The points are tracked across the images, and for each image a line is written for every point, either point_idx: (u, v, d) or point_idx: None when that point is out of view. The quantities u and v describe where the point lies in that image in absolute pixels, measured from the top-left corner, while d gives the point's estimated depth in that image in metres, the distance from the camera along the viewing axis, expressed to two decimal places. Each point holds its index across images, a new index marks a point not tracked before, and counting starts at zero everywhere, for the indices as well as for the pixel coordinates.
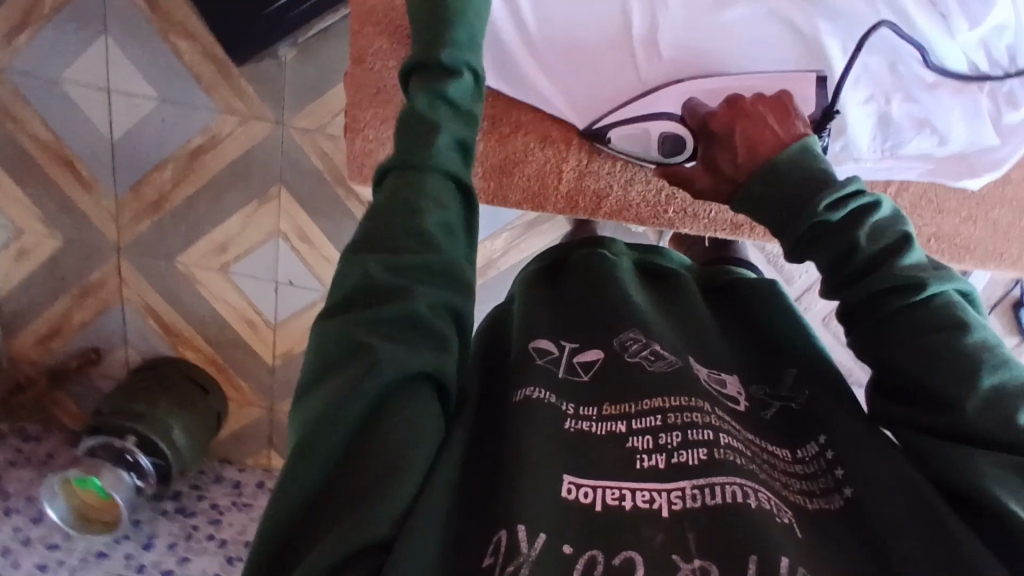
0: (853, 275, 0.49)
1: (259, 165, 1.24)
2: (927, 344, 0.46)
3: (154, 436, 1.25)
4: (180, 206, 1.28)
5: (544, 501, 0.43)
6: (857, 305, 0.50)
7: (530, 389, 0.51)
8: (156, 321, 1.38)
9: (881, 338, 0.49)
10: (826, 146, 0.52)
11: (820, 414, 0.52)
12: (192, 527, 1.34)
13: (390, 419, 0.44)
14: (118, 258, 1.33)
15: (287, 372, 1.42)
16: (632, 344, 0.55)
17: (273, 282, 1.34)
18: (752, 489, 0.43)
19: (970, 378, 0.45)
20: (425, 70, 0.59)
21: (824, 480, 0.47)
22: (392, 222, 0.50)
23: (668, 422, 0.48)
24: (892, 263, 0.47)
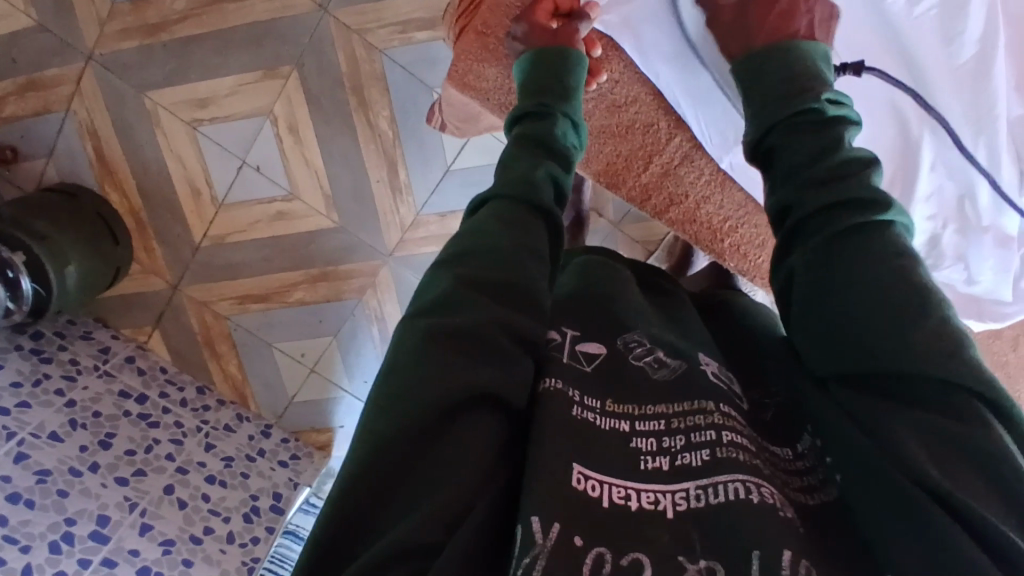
0: (807, 176, 0.49)
1: (281, 38, 1.16)
2: (866, 261, 0.44)
3: (48, 262, 1.12)
4: (178, 42, 1.17)
5: (547, 484, 0.41)
6: (801, 214, 0.49)
7: (550, 380, 0.48)
8: (94, 148, 1.24)
9: (825, 259, 0.46)
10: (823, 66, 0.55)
11: (808, 405, 0.47)
12: (42, 374, 1.20)
13: (455, 427, 0.42)
14: (84, 64, 1.19)
15: (211, 256, 1.31)
16: (637, 348, 0.52)
17: (239, 159, 1.24)
18: (756, 486, 0.41)
19: (914, 308, 0.41)
20: (526, 80, 0.60)
21: (819, 473, 0.44)
22: (491, 230, 0.50)
23: (671, 427, 0.45)
24: (846, 172, 0.48)
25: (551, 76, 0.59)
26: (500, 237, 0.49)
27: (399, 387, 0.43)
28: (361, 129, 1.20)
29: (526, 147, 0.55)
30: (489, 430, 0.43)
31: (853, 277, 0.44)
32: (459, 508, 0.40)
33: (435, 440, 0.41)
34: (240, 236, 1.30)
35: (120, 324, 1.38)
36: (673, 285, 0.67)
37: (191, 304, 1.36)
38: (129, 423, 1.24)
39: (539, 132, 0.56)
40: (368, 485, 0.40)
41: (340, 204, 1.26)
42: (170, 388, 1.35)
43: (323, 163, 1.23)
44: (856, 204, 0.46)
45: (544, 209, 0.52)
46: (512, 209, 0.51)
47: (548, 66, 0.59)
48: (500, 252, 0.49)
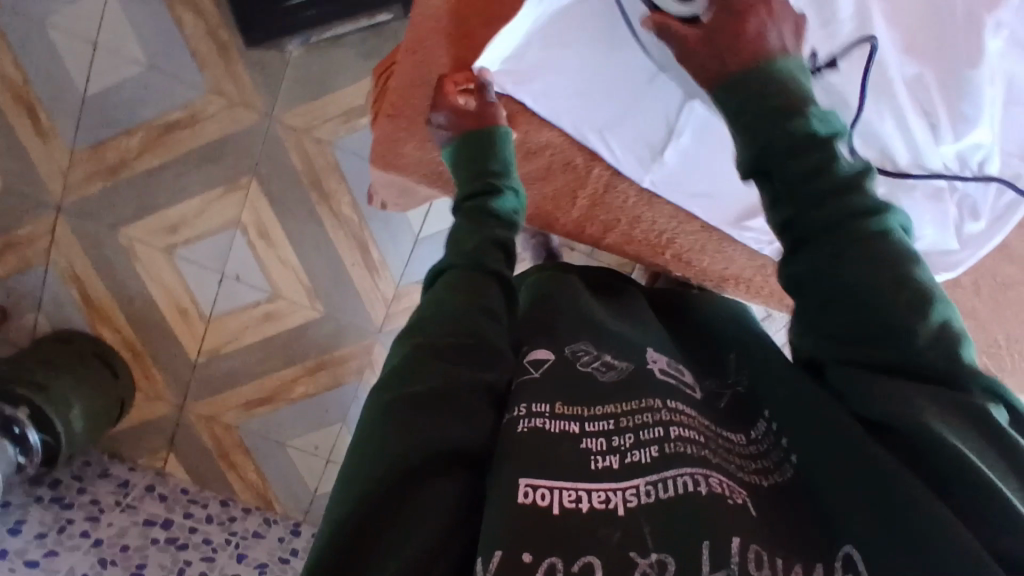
0: (801, 179, 0.42)
1: (235, 151, 1.21)
2: (858, 254, 0.40)
3: (51, 412, 1.15)
4: (138, 176, 1.23)
5: (507, 509, 0.40)
6: (802, 225, 0.43)
7: (522, 404, 0.47)
8: (80, 291, 1.30)
9: (817, 246, 0.42)
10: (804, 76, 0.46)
11: (765, 395, 0.49)
12: (66, 521, 1.20)
13: (424, 485, 0.42)
14: (55, 215, 1.25)
15: (210, 369, 1.34)
16: (584, 356, 0.53)
17: (219, 273, 1.28)
18: (704, 477, 0.40)
19: (884, 305, 0.39)
20: (462, 151, 0.61)
21: (775, 456, 0.45)
22: (443, 303, 0.50)
23: (620, 425, 0.45)
24: (843, 169, 0.42)
25: (483, 150, 0.60)
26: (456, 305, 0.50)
27: (370, 449, 0.43)
28: (328, 219, 1.25)
29: (470, 218, 0.56)
30: (454, 481, 0.43)
31: (847, 276, 0.41)
32: (432, 553, 0.39)
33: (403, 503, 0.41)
34: (233, 345, 1.33)
35: (136, 454, 1.41)
36: (625, 283, 0.71)
37: (199, 421, 1.38)
38: (158, 550, 1.23)
39: (482, 203, 0.57)
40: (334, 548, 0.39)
41: (321, 293, 1.29)
42: (194, 507, 1.36)
43: (298, 259, 1.27)
44: (847, 190, 0.42)
45: (494, 270, 0.53)
46: (463, 282, 0.52)
47: (473, 145, 0.61)
48: (456, 317, 0.49)
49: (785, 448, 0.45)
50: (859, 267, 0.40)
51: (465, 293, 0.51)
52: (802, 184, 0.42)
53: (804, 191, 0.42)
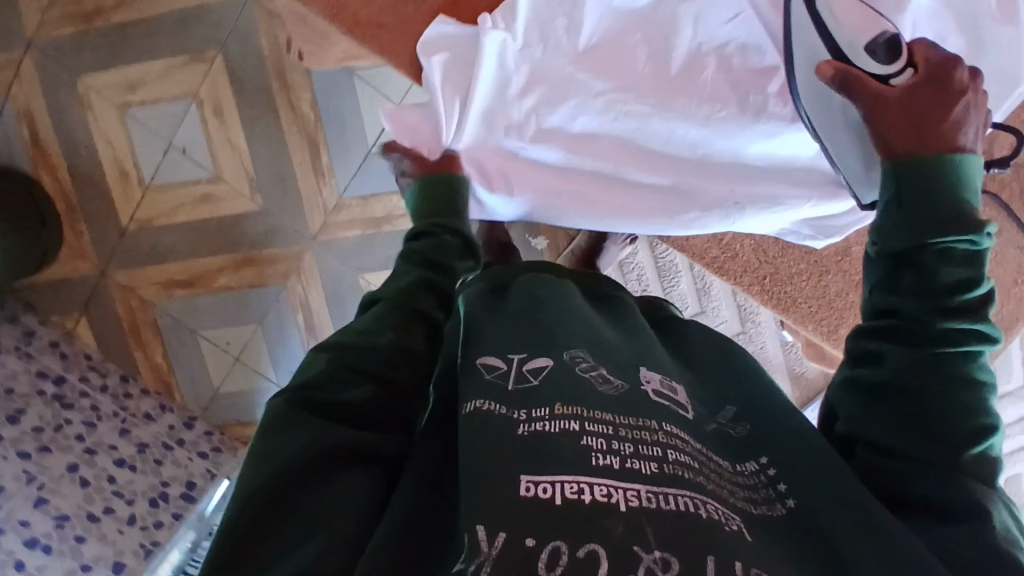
0: (933, 287, 0.53)
1: (208, 24, 1.20)
2: (940, 381, 0.50)
3: None
4: (111, 29, 1.23)
5: (490, 496, 0.42)
6: (906, 327, 0.53)
7: (477, 400, 0.50)
8: (30, 131, 1.29)
9: (921, 368, 0.51)
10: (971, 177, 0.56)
11: (764, 441, 0.53)
12: None
13: (326, 478, 0.49)
14: (23, 50, 1.25)
15: (139, 240, 1.33)
16: (582, 363, 0.54)
17: (165, 142, 1.26)
18: (702, 501, 0.43)
19: (969, 417, 0.49)
20: (429, 199, 0.77)
21: (769, 493, 0.49)
22: (372, 327, 0.63)
23: (620, 433, 0.47)
24: (964, 289, 0.52)
25: (433, 197, 0.76)
26: (386, 324, 0.63)
27: (276, 441, 0.52)
28: (284, 112, 1.23)
29: (407, 259, 0.72)
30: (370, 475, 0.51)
31: (929, 390, 0.50)
32: (357, 530, 0.46)
33: (306, 487, 0.49)
34: (165, 220, 1.31)
35: (50, 311, 1.37)
36: (618, 294, 0.72)
37: (117, 290, 1.36)
38: (43, 404, 1.25)
39: (422, 257, 0.72)
40: (258, 514, 0.47)
41: (263, 188, 1.28)
42: (92, 375, 1.34)
43: (247, 147, 1.26)
44: (966, 331, 0.51)
45: (419, 312, 0.66)
46: (392, 310, 0.65)
47: (429, 190, 0.76)
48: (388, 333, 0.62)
49: (782, 491, 0.49)
50: (924, 394, 0.50)
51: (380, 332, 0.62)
52: (930, 317, 0.52)
53: (926, 326, 0.52)
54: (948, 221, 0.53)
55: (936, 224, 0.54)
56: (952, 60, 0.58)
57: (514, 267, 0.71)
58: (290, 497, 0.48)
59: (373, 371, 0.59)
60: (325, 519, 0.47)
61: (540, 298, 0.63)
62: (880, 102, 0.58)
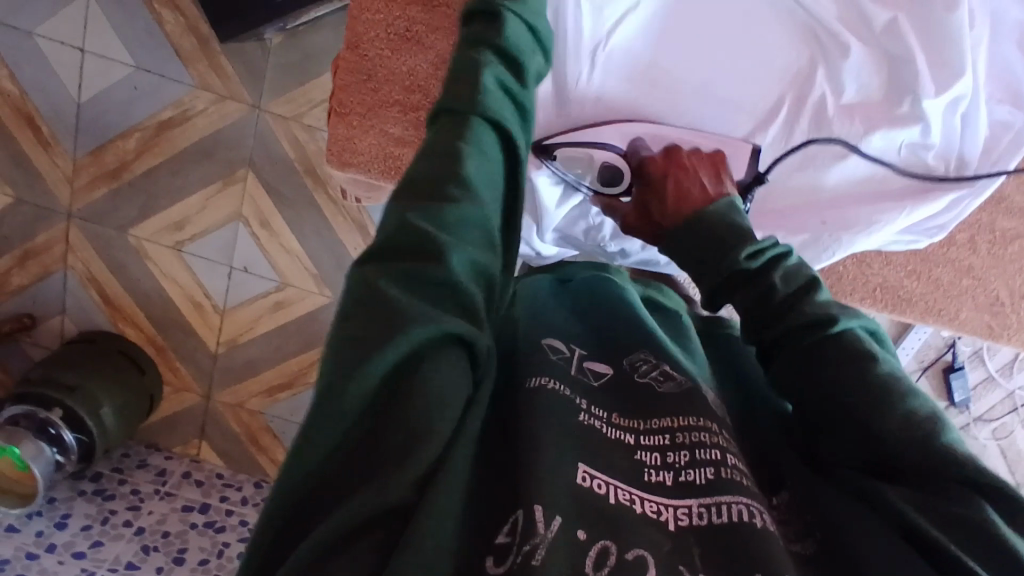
0: (762, 320, 0.46)
1: (229, 145, 1.22)
2: (843, 400, 0.41)
3: (82, 410, 1.20)
4: (140, 177, 1.24)
5: (551, 479, 0.39)
6: (774, 345, 0.45)
7: (540, 378, 0.47)
8: (99, 292, 1.32)
9: (806, 379, 0.43)
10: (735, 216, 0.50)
11: (778, 463, 0.46)
12: (109, 512, 1.28)
13: (421, 391, 0.32)
14: (67, 221, 1.27)
15: (230, 359, 1.38)
16: (643, 365, 0.52)
17: (227, 266, 1.30)
18: (758, 509, 0.41)
19: (887, 406, 0.39)
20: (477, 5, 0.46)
21: (796, 527, 0.42)
22: (442, 146, 0.37)
23: (677, 442, 0.45)
24: (800, 302, 0.45)
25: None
26: (441, 173, 0.36)
27: (348, 334, 0.32)
28: (325, 205, 1.25)
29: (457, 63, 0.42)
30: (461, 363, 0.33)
31: (839, 413, 0.41)
32: (425, 480, 0.32)
33: (392, 412, 0.32)
34: (250, 334, 1.36)
35: (172, 443, 1.45)
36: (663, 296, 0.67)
37: (226, 409, 1.42)
38: (198, 534, 1.30)
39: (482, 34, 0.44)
40: (322, 457, 0.32)
41: (328, 279, 1.30)
42: (229, 491, 1.42)
43: (301, 247, 1.28)
44: (807, 326, 0.44)
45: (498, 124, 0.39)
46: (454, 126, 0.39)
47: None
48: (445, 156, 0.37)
49: (808, 523, 0.42)
50: (839, 382, 0.41)
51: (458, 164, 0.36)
52: (780, 340, 0.45)
53: (791, 341, 0.44)
54: (719, 239, 0.48)
55: (770, 300, 0.45)
56: (674, 143, 0.56)
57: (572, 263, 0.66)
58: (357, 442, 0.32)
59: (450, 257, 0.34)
60: (398, 453, 0.31)
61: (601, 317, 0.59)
62: (628, 215, 0.57)
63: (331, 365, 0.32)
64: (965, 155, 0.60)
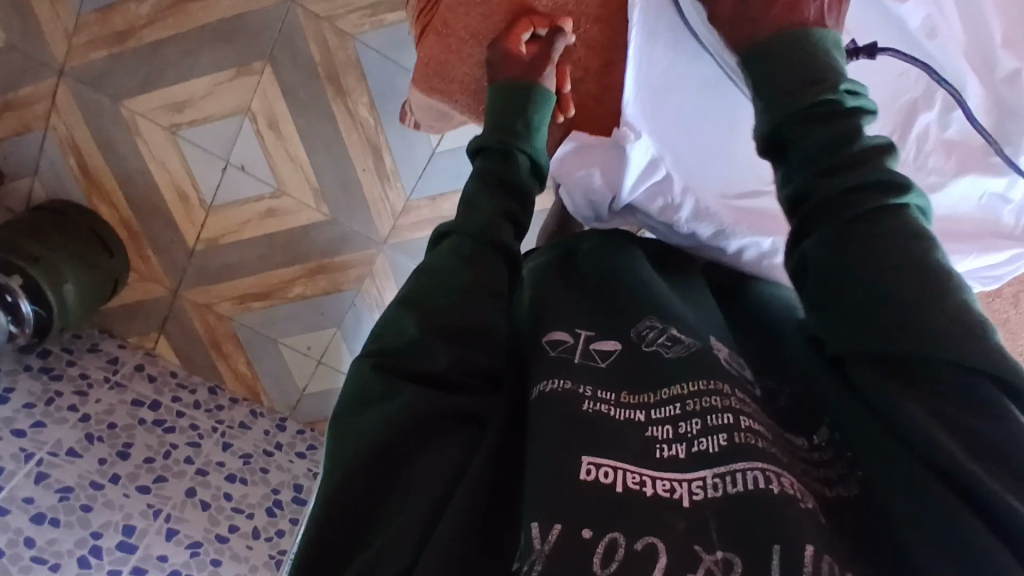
0: (827, 167, 0.42)
1: (252, 33, 1.13)
2: (897, 249, 0.38)
3: (44, 283, 1.12)
4: (148, 47, 1.14)
5: (554, 494, 0.39)
6: (818, 205, 0.42)
7: (552, 380, 0.45)
8: (77, 161, 1.22)
9: (846, 238, 0.40)
10: (837, 55, 0.47)
11: (815, 407, 0.43)
12: (54, 393, 1.22)
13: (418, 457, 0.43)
14: (56, 80, 1.16)
15: (206, 258, 1.31)
16: (649, 333, 0.48)
17: (223, 161, 1.22)
18: (777, 474, 0.38)
19: (943, 288, 0.36)
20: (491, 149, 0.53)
21: (838, 468, 0.40)
22: (450, 270, 0.48)
23: (687, 410, 0.42)
24: (868, 160, 0.42)
25: (512, 106, 0.54)
26: (452, 297, 0.47)
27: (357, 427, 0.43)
28: (342, 118, 1.18)
29: (480, 183, 0.51)
30: (460, 435, 0.45)
31: (860, 262, 0.39)
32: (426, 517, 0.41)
33: (397, 465, 0.42)
34: (233, 237, 1.29)
35: (128, 333, 1.38)
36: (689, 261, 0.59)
37: (193, 309, 1.36)
38: (144, 432, 1.25)
39: (495, 167, 0.52)
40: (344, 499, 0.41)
41: (329, 197, 1.25)
42: (182, 392, 1.36)
43: (308, 158, 1.21)
44: (872, 183, 0.41)
45: (503, 245, 0.50)
46: (466, 246, 0.49)
47: (511, 94, 0.55)
48: (452, 294, 0.47)
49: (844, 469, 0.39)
50: (880, 244, 0.38)
51: (456, 280, 0.47)
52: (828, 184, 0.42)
53: (833, 193, 0.41)
54: (807, 75, 0.46)
55: (828, 148, 0.43)
56: None
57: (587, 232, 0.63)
58: (366, 486, 0.41)
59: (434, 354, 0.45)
60: (401, 504, 0.41)
61: (610, 270, 0.55)
62: (725, 10, 0.54)
63: (350, 436, 0.43)
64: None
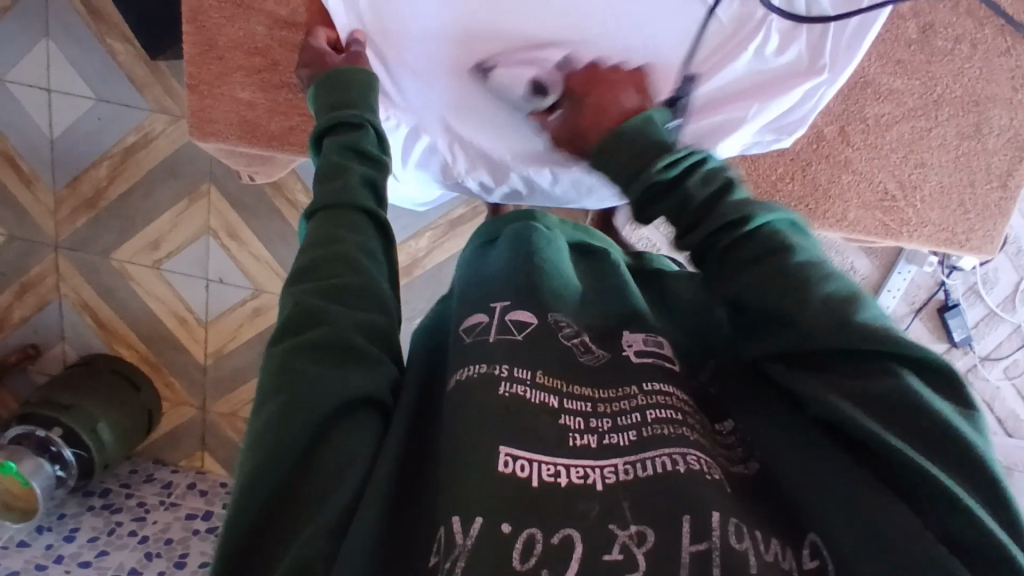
0: (689, 226, 0.51)
1: (190, 162, 1.28)
2: (767, 270, 0.46)
3: (79, 428, 1.27)
4: (114, 203, 1.32)
5: (473, 488, 0.40)
6: (700, 262, 0.51)
7: (468, 368, 0.47)
8: (93, 316, 1.40)
9: (732, 273, 0.48)
10: (656, 115, 0.58)
11: (737, 392, 0.49)
12: (115, 523, 1.34)
13: (326, 451, 0.42)
14: (55, 254, 1.36)
15: (219, 368, 1.43)
16: (566, 329, 0.52)
17: (204, 279, 1.36)
18: (686, 455, 0.41)
19: (817, 287, 0.44)
20: (336, 128, 0.59)
21: (740, 452, 0.44)
22: (322, 240, 0.51)
23: (598, 409, 0.46)
24: (723, 202, 0.50)
25: (342, 86, 0.61)
26: (336, 258, 0.50)
27: (268, 418, 0.42)
28: (286, 209, 1.30)
29: (327, 161, 0.56)
30: (366, 424, 0.45)
31: (759, 291, 0.46)
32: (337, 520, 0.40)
33: (301, 466, 0.42)
34: (233, 344, 1.41)
35: (177, 457, 1.50)
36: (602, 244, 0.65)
37: (222, 419, 1.46)
38: (199, 540, 1.32)
39: (343, 141, 0.57)
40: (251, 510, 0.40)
41: None
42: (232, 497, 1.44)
43: (270, 253, 1.33)
44: (732, 223, 0.49)
45: (363, 208, 0.54)
46: (326, 216, 0.53)
47: (339, 78, 0.61)
48: (330, 257, 0.50)
49: (748, 448, 0.44)
50: (753, 278, 0.47)
51: (354, 244, 0.51)
52: (715, 255, 0.50)
53: (717, 261, 0.50)
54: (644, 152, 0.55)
55: (688, 207, 0.51)
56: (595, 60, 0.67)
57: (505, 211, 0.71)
58: (276, 497, 0.41)
59: (347, 334, 0.46)
60: (315, 501, 0.41)
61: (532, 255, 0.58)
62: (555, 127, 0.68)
63: (258, 427, 0.43)
64: (817, 42, 0.67)
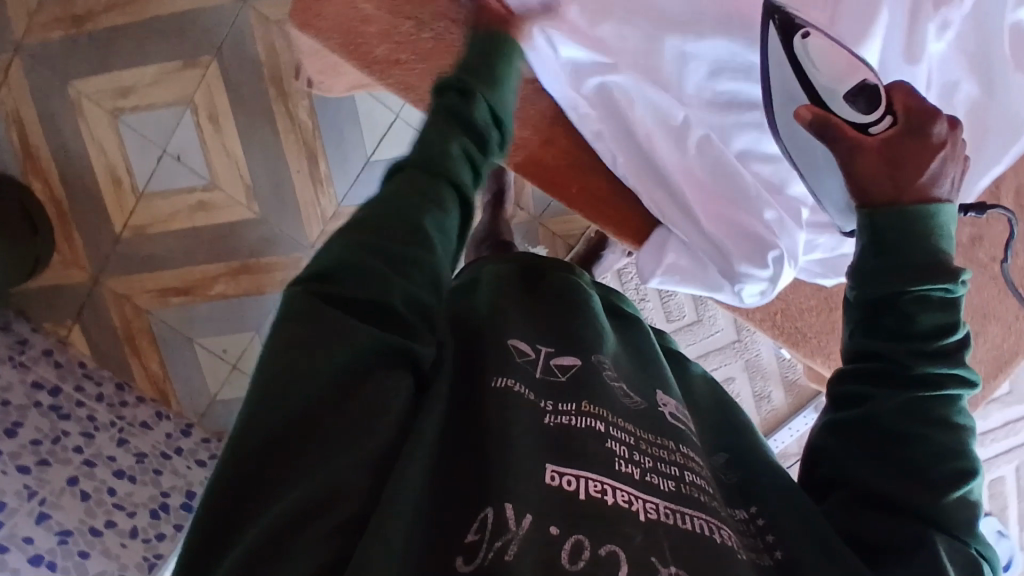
0: (918, 350, 0.54)
1: (204, 29, 1.18)
2: (928, 445, 0.52)
3: None
4: (102, 32, 1.19)
5: (524, 484, 0.49)
6: (885, 370, 0.55)
7: (503, 378, 0.57)
8: (19, 134, 1.22)
9: (908, 414, 0.53)
10: (948, 227, 0.56)
11: (759, 486, 0.59)
12: None
13: (352, 400, 0.49)
14: (12, 54, 1.19)
15: (132, 246, 1.30)
16: (608, 368, 0.62)
17: (160, 149, 1.24)
18: (714, 525, 0.51)
19: (952, 482, 0.52)
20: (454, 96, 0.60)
21: (753, 525, 0.55)
22: (398, 195, 0.55)
23: (640, 444, 0.55)
24: (941, 373, 0.54)
25: (483, 60, 0.63)
26: (398, 220, 0.53)
27: (282, 357, 0.48)
28: (280, 119, 1.22)
29: (447, 116, 0.59)
30: (400, 377, 0.52)
31: (897, 434, 0.53)
32: (363, 464, 0.47)
33: (334, 407, 0.48)
34: (160, 227, 1.29)
35: (42, 318, 1.33)
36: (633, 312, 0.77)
37: (112, 298, 1.33)
38: (38, 414, 1.19)
39: (455, 103, 0.59)
40: (264, 440, 0.46)
41: (261, 196, 1.26)
42: (87, 383, 1.30)
43: (244, 154, 1.24)
44: (930, 378, 0.54)
45: (454, 180, 0.57)
46: (419, 176, 0.56)
47: (478, 46, 0.63)
48: (396, 204, 0.54)
49: (771, 543, 0.54)
50: (906, 421, 0.53)
51: (428, 219, 0.54)
52: (889, 402, 0.54)
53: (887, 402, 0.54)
54: (924, 265, 0.54)
55: (918, 334, 0.54)
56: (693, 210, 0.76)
57: (552, 259, 0.76)
58: (290, 428, 0.46)
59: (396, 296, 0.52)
60: (338, 445, 0.47)
61: (570, 297, 0.69)
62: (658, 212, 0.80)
63: (278, 375, 0.47)
64: None
